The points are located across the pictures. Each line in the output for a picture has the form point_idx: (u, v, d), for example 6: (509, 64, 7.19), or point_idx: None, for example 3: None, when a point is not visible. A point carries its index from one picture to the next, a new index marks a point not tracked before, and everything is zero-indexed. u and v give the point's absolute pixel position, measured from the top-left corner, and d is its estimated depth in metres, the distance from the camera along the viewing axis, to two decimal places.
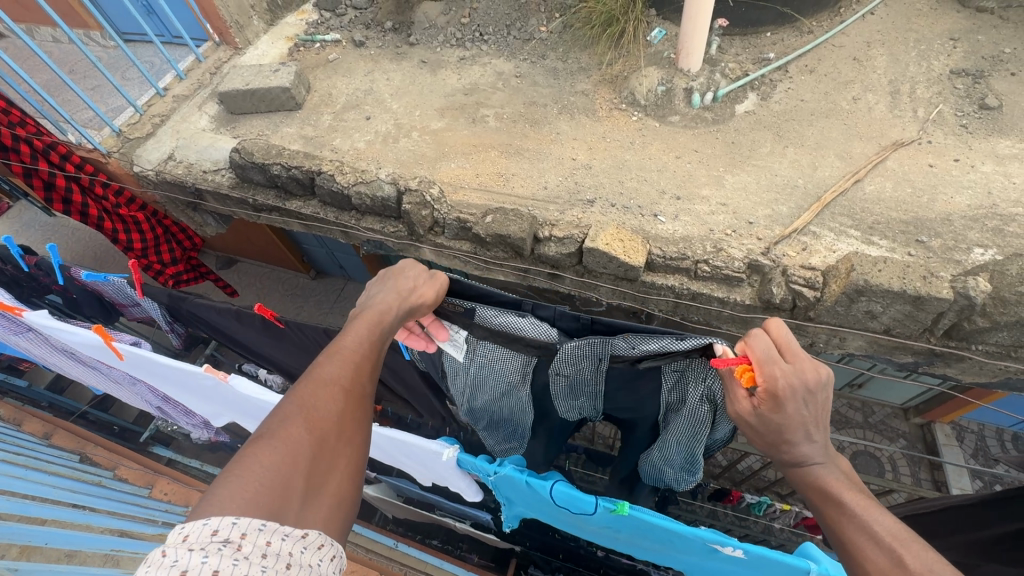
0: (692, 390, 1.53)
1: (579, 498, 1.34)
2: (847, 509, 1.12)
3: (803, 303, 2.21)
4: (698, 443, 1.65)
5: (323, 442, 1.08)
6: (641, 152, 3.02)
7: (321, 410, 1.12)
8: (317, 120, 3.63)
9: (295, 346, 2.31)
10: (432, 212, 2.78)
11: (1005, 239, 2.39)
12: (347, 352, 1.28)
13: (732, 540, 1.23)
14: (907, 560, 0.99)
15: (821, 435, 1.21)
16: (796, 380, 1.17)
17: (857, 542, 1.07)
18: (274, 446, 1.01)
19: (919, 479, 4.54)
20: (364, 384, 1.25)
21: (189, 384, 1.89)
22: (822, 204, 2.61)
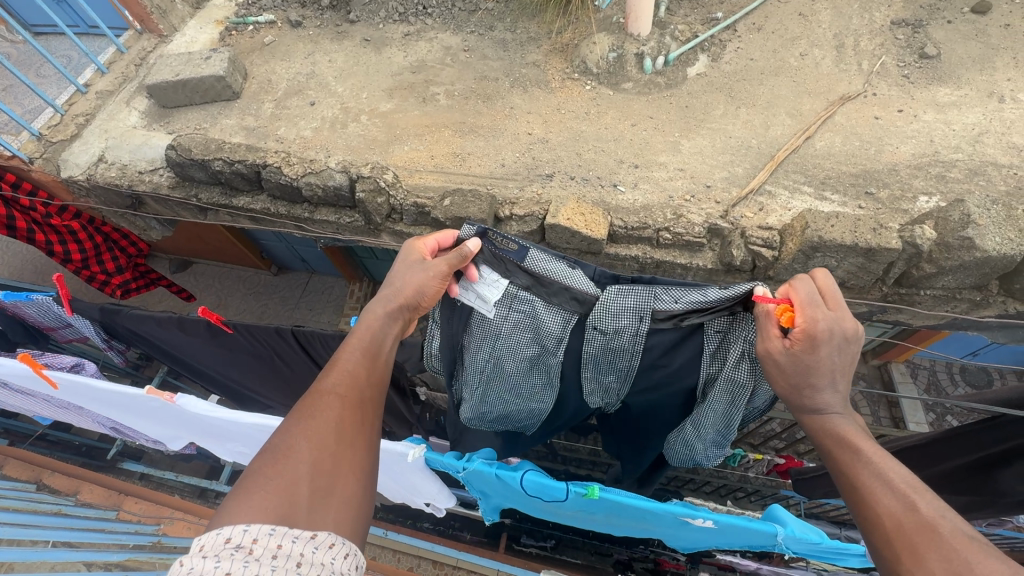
0: (731, 353, 1.39)
1: (549, 486, 1.35)
2: (861, 457, 1.07)
3: (762, 262, 2.26)
4: (736, 412, 1.47)
5: (327, 447, 1.05)
6: (596, 122, 2.99)
7: (322, 417, 1.09)
8: (258, 109, 3.44)
9: (248, 358, 2.24)
10: (387, 199, 2.69)
11: (947, 185, 2.47)
12: (345, 364, 1.24)
13: (703, 513, 1.25)
14: (921, 506, 0.95)
15: (844, 385, 1.16)
16: (833, 327, 1.12)
17: (868, 485, 1.03)
18: (277, 458, 0.99)
19: (879, 417, 4.90)
20: (364, 389, 1.21)
21: (132, 404, 1.79)
22: (776, 162, 2.64)
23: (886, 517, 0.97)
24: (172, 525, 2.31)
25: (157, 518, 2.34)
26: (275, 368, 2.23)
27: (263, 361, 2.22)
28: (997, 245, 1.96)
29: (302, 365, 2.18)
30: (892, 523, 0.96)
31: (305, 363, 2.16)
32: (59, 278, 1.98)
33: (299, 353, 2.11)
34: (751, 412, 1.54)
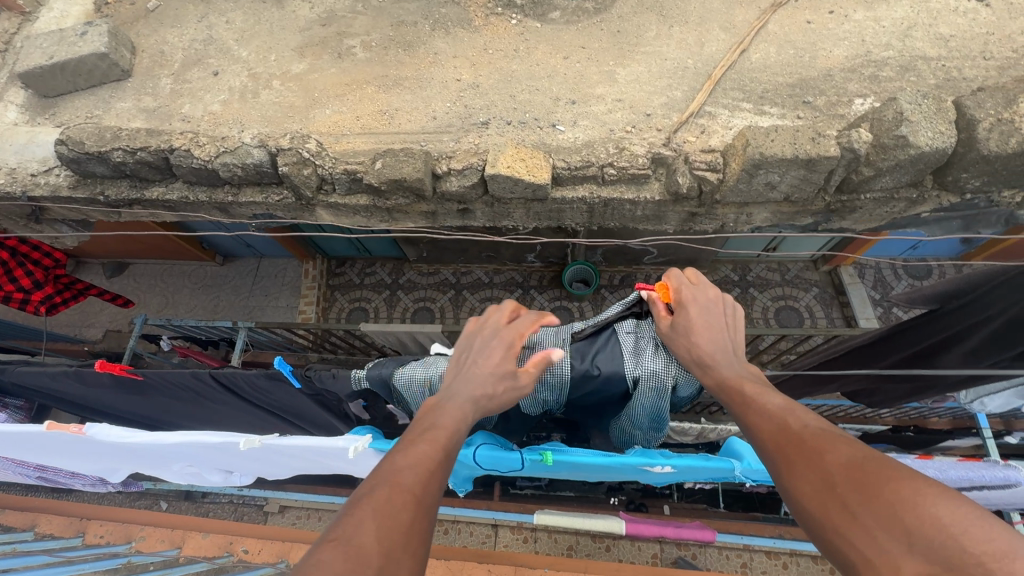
0: (645, 347, 1.52)
1: (505, 459, 1.37)
2: (746, 397, 1.17)
3: (708, 187, 2.25)
4: (664, 397, 1.54)
5: (393, 550, 0.90)
6: (528, 59, 2.81)
7: (397, 512, 0.96)
8: (155, 87, 3.08)
9: (172, 404, 2.21)
10: (315, 169, 2.49)
11: (880, 85, 2.46)
12: (424, 456, 1.11)
13: (655, 459, 1.29)
14: (791, 421, 1.03)
15: (726, 341, 1.33)
16: (700, 295, 1.40)
17: (755, 419, 1.10)
18: (346, 551, 0.86)
19: (832, 317, 5.44)
20: (439, 486, 1.07)
21: (41, 442, 1.82)
22: (713, 81, 2.56)
23: (767, 436, 1.04)
24: (145, 539, 2.22)
25: (128, 535, 2.25)
26: (199, 411, 2.19)
27: (187, 404, 2.19)
28: (929, 139, 1.97)
29: (228, 407, 2.14)
30: (773, 445, 1.01)
31: (229, 403, 2.12)
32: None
33: (223, 393, 2.08)
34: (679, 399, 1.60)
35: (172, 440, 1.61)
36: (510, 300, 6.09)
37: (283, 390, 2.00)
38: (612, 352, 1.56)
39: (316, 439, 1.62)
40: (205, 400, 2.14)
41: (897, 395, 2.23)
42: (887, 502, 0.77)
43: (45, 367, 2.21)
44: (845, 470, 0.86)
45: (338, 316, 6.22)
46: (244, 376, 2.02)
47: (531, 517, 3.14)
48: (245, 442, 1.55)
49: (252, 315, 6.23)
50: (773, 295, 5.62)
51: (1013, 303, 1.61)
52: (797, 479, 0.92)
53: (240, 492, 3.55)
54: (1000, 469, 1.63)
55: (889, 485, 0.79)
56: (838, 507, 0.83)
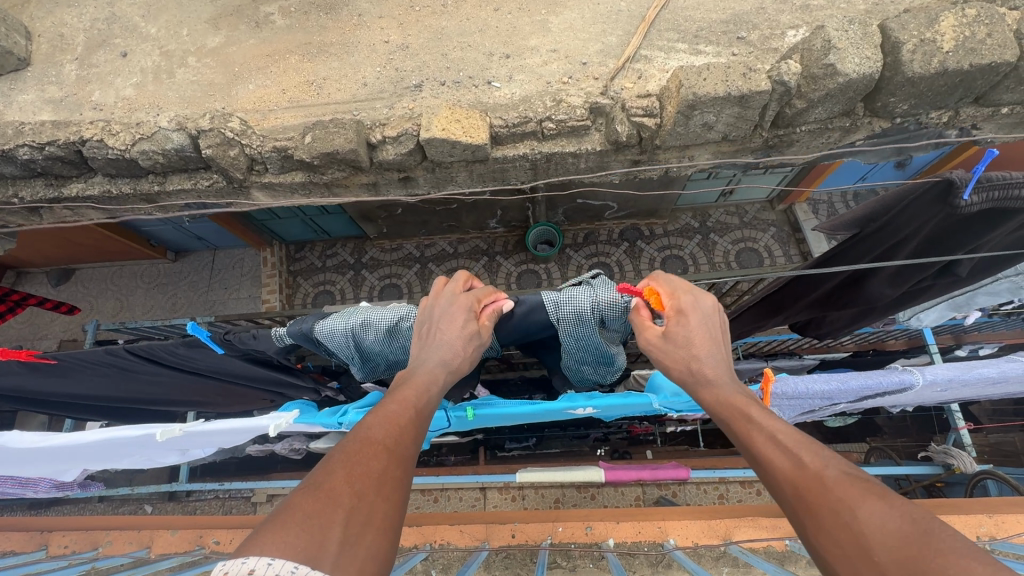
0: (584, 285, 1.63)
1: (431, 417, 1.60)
2: (750, 420, 1.14)
3: (647, 133, 2.23)
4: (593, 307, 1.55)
5: (366, 496, 0.97)
6: (457, 14, 2.68)
7: (367, 463, 1.03)
8: (59, 74, 2.84)
9: (96, 381, 2.18)
10: (242, 149, 2.36)
11: (812, 14, 2.44)
12: (396, 415, 1.19)
13: (574, 401, 1.53)
14: (806, 458, 0.99)
15: (720, 352, 1.35)
16: (699, 303, 1.39)
17: (764, 452, 1.06)
18: (316, 495, 0.93)
19: (790, 255, 5.61)
20: (411, 442, 1.15)
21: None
22: (647, 23, 2.50)
23: (780, 474, 1.00)
24: (113, 543, 2.22)
25: (94, 542, 2.23)
26: (129, 384, 2.19)
27: (111, 379, 2.16)
28: (857, 65, 1.96)
29: (156, 375, 2.14)
30: (787, 486, 0.98)
31: (155, 372, 2.11)
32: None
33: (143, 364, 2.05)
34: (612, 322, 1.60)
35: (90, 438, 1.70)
36: (477, 268, 6.05)
37: (207, 355, 1.98)
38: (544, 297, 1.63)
39: (240, 419, 1.71)
40: (129, 372, 2.11)
41: (841, 324, 2.32)
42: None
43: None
44: (879, 536, 0.81)
45: (303, 302, 6.10)
46: (161, 345, 1.97)
47: (512, 476, 3.21)
48: (158, 435, 1.65)
49: (213, 309, 6.04)
50: (733, 238, 5.75)
51: (923, 219, 1.69)
52: (823, 535, 0.88)
53: (219, 487, 3.54)
54: (890, 375, 1.72)
55: (936, 562, 0.73)
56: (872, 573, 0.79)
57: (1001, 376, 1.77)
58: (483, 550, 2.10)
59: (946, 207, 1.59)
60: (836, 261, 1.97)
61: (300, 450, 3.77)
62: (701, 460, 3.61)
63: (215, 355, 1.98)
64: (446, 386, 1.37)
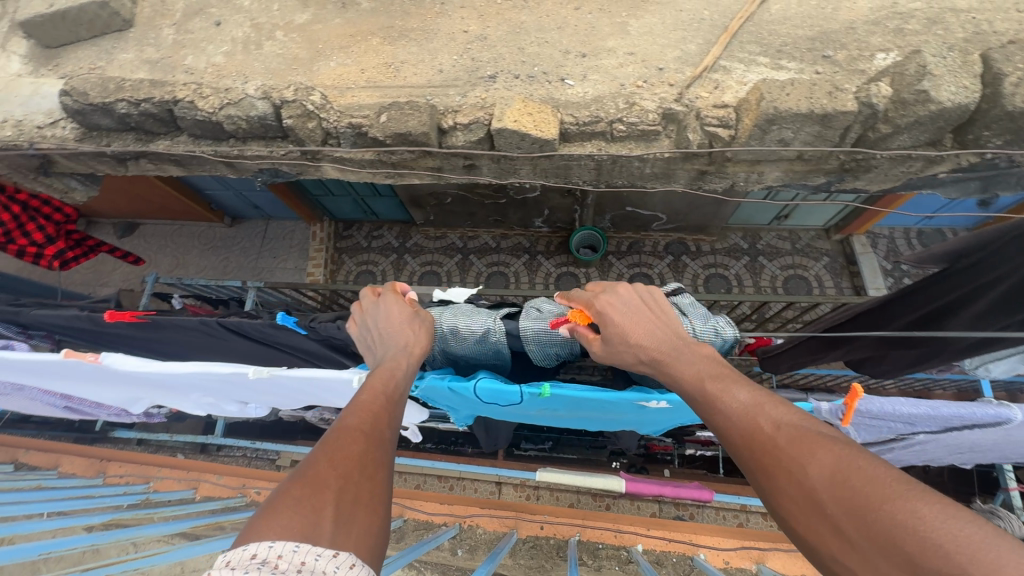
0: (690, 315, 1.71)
1: (502, 392, 1.62)
2: (708, 395, 1.26)
3: (719, 144, 2.19)
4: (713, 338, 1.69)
5: (352, 477, 1.05)
6: (538, 10, 2.72)
7: (346, 449, 1.11)
8: (157, 37, 3.02)
9: (180, 346, 2.32)
10: (319, 123, 2.46)
11: (905, 39, 2.36)
12: (368, 402, 1.27)
13: (653, 394, 1.54)
14: (763, 421, 1.13)
15: (663, 331, 1.46)
16: (613, 297, 1.52)
17: (726, 421, 1.19)
18: (301, 483, 1.00)
19: (842, 287, 5.42)
20: (386, 425, 1.24)
21: (60, 370, 2.04)
22: (730, 33, 2.47)
23: (744, 440, 1.14)
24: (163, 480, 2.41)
25: (146, 476, 2.44)
26: (209, 353, 2.32)
27: (196, 346, 2.30)
28: (951, 94, 1.89)
29: (237, 347, 2.25)
30: (750, 454, 1.11)
31: (236, 347, 2.23)
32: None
33: (230, 336, 2.17)
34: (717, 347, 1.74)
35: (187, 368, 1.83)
36: (517, 265, 6.08)
37: (290, 334, 2.11)
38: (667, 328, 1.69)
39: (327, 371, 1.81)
40: (214, 340, 2.24)
41: (903, 365, 2.25)
42: (872, 510, 0.87)
43: (59, 310, 2.29)
44: (829, 485, 0.95)
45: (345, 278, 6.26)
46: (250, 319, 2.11)
47: (530, 474, 3.21)
48: (255, 370, 1.78)
49: (260, 275, 6.28)
50: (782, 263, 5.59)
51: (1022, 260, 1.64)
52: (780, 488, 1.03)
53: (252, 445, 3.68)
54: (985, 409, 1.64)
55: (880, 505, 0.86)
56: (825, 523, 0.93)
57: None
58: (511, 535, 2.28)
59: None
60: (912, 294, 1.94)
61: (330, 420, 3.88)
62: (723, 485, 3.52)
63: (297, 332, 2.10)
64: (413, 364, 1.48)
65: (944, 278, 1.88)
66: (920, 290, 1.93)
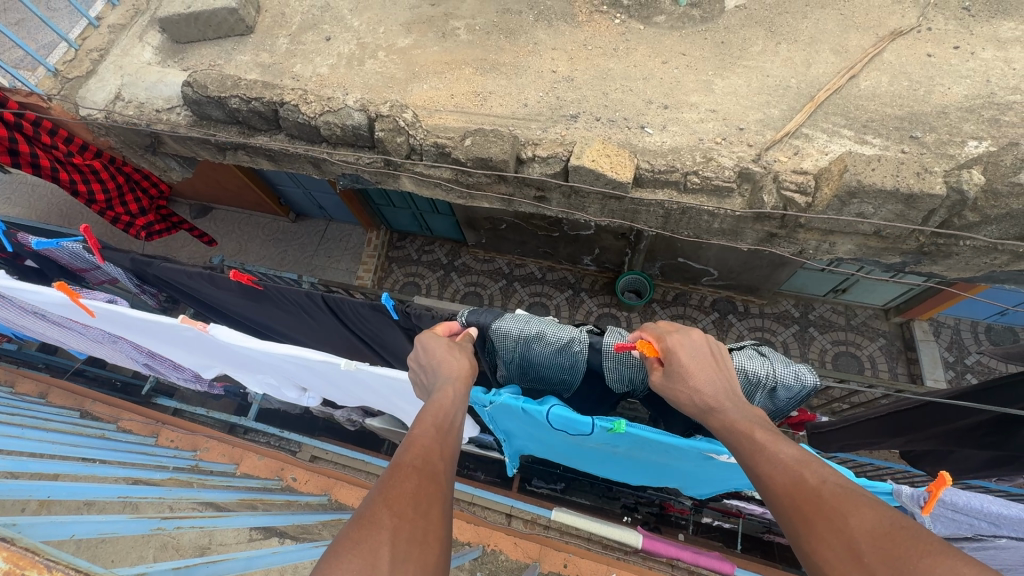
0: (778, 363, 1.70)
1: (575, 420, 1.71)
2: (757, 444, 1.25)
3: (794, 209, 2.20)
4: (797, 389, 1.71)
5: (407, 515, 1.06)
6: (626, 59, 2.83)
7: (402, 487, 1.12)
8: (272, 44, 3.32)
9: (278, 315, 2.48)
10: (407, 138, 2.62)
11: (1001, 129, 2.31)
12: (422, 437, 1.28)
13: (721, 448, 1.61)
14: (807, 475, 1.14)
15: (720, 379, 1.46)
16: (686, 338, 1.52)
17: (766, 472, 1.19)
18: (359, 524, 1.02)
19: (896, 372, 5.16)
20: (440, 459, 1.24)
21: (169, 333, 2.24)
22: (816, 103, 2.49)
23: (783, 493, 1.14)
24: (209, 450, 2.58)
25: (194, 443, 2.60)
26: (303, 327, 2.46)
27: (291, 318, 2.46)
28: None
29: (329, 325, 2.40)
30: (790, 502, 1.11)
31: (328, 324, 2.38)
32: (86, 230, 2.18)
33: (327, 314, 2.31)
34: (795, 397, 1.76)
35: (283, 353, 1.97)
36: (559, 298, 6.11)
37: (383, 324, 2.22)
38: (754, 378, 1.68)
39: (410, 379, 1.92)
40: (309, 316, 2.38)
41: (969, 465, 2.16)
42: (916, 574, 0.88)
43: (181, 265, 2.48)
44: (871, 540, 0.97)
45: (391, 287, 6.46)
46: (351, 303, 2.22)
47: (547, 512, 3.15)
48: (345, 363, 1.93)
49: (313, 272, 6.56)
50: (834, 337, 5.40)
51: None
52: (816, 541, 1.03)
53: (281, 434, 3.78)
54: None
55: (921, 560, 0.89)
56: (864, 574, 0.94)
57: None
58: (533, 568, 2.29)
59: None
60: (990, 392, 1.87)
61: (357, 422, 3.96)
62: (741, 561, 3.29)
63: (390, 326, 2.21)
64: (460, 394, 1.49)
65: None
66: (1002, 389, 1.84)
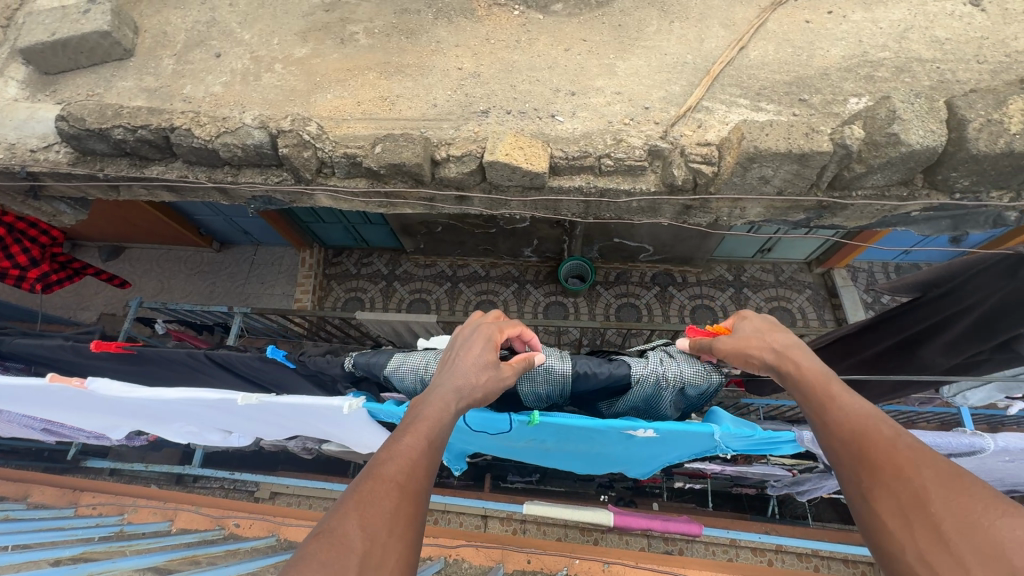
0: (686, 365, 1.80)
1: (490, 419, 1.76)
2: (832, 393, 1.26)
3: (703, 180, 2.28)
4: (703, 389, 1.82)
5: (380, 538, 1.01)
6: (529, 50, 2.84)
7: (380, 502, 1.06)
8: (156, 67, 3.08)
9: (173, 379, 2.41)
10: (314, 152, 2.51)
11: (876, 85, 2.49)
12: (407, 449, 1.20)
13: (637, 424, 1.66)
14: (881, 427, 1.13)
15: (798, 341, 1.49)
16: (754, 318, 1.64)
17: (835, 418, 1.20)
18: (330, 543, 0.96)
19: (824, 319, 5.53)
20: (423, 474, 1.17)
21: (48, 396, 2.11)
22: (712, 76, 2.59)
23: (851, 441, 1.13)
24: (137, 513, 2.42)
25: (119, 508, 2.43)
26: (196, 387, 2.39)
27: (179, 379, 2.39)
28: (920, 137, 2.00)
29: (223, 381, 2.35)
30: (853, 447, 1.12)
31: (221, 380, 2.32)
32: None
33: (216, 370, 2.27)
34: (702, 396, 1.88)
35: (174, 397, 1.92)
36: (506, 294, 6.10)
37: (276, 371, 2.21)
38: (659, 381, 1.79)
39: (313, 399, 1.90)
40: (199, 374, 2.33)
41: (884, 392, 2.41)
42: (988, 534, 0.86)
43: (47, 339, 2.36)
44: (942, 490, 0.96)
45: (333, 305, 6.24)
46: (239, 357, 2.19)
47: (518, 507, 3.09)
48: (242, 397, 1.89)
49: (247, 301, 6.22)
50: (767, 294, 5.71)
51: (985, 293, 1.80)
52: (878, 488, 1.03)
53: (233, 476, 3.52)
54: (961, 437, 1.73)
55: (999, 520, 0.86)
56: (927, 530, 0.93)
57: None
58: (496, 571, 2.29)
59: (1014, 280, 1.70)
60: (885, 323, 2.13)
61: (313, 448, 3.77)
62: (710, 519, 3.38)
63: (283, 372, 2.21)
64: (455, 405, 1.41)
65: (919, 304, 2.03)
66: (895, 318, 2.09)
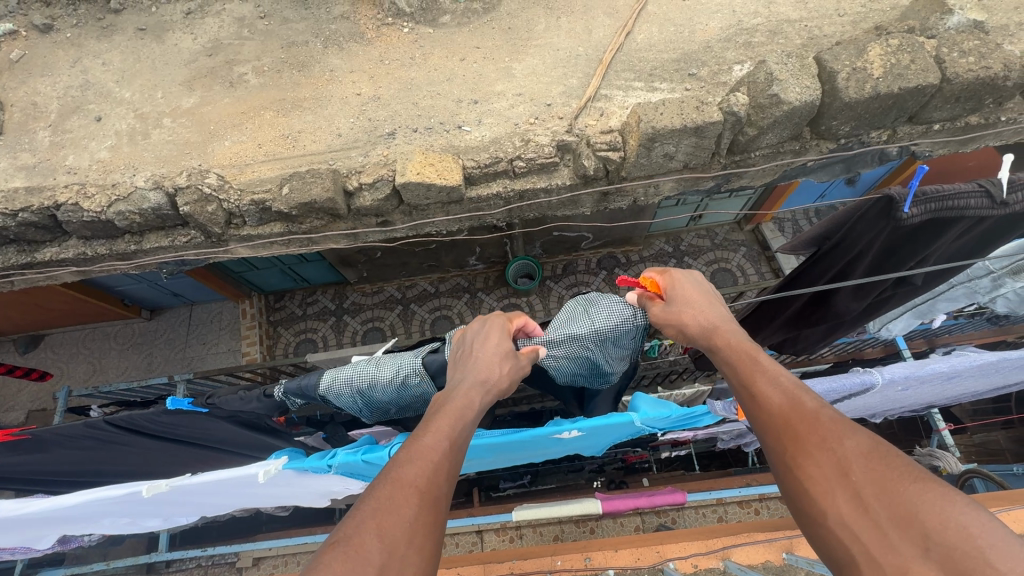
0: (600, 315, 1.70)
1: None
2: (757, 367, 1.23)
3: (613, 166, 2.36)
4: (624, 332, 1.71)
5: (398, 549, 0.91)
6: (425, 66, 2.82)
7: (399, 515, 0.96)
8: (31, 141, 2.86)
9: (89, 456, 2.25)
10: (219, 205, 2.40)
11: (754, 50, 2.64)
12: (429, 450, 1.12)
13: (562, 427, 1.69)
14: (804, 397, 1.10)
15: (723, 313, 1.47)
16: (686, 277, 1.59)
17: (762, 388, 1.16)
18: (345, 557, 0.87)
19: (761, 272, 5.81)
20: (445, 478, 1.08)
21: None
22: (605, 65, 2.66)
23: (778, 410, 1.10)
24: None
25: None
26: (117, 457, 2.27)
27: (98, 457, 2.26)
28: (798, 94, 2.13)
29: (139, 447, 2.23)
30: (780, 420, 1.07)
31: (140, 443, 2.20)
32: None
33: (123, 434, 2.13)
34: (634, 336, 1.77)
35: (73, 500, 1.84)
36: (459, 306, 6.07)
37: (191, 419, 2.09)
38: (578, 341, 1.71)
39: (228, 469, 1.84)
40: (112, 445, 2.19)
41: (818, 339, 2.56)
42: (903, 498, 0.84)
43: None
44: (863, 462, 0.92)
45: (285, 351, 6.02)
46: (142, 415, 2.08)
47: (508, 516, 3.03)
48: (146, 489, 1.81)
49: (191, 365, 5.89)
50: (706, 259, 5.94)
51: (872, 235, 1.91)
52: (801, 455, 1.00)
53: (205, 553, 3.28)
54: (855, 376, 1.82)
55: (913, 485, 0.85)
56: (848, 496, 0.90)
57: (952, 370, 1.88)
58: None
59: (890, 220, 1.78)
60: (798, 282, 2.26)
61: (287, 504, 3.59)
62: (697, 483, 3.46)
63: (200, 420, 2.10)
64: (486, 398, 1.38)
65: (817, 258, 2.16)
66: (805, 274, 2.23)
